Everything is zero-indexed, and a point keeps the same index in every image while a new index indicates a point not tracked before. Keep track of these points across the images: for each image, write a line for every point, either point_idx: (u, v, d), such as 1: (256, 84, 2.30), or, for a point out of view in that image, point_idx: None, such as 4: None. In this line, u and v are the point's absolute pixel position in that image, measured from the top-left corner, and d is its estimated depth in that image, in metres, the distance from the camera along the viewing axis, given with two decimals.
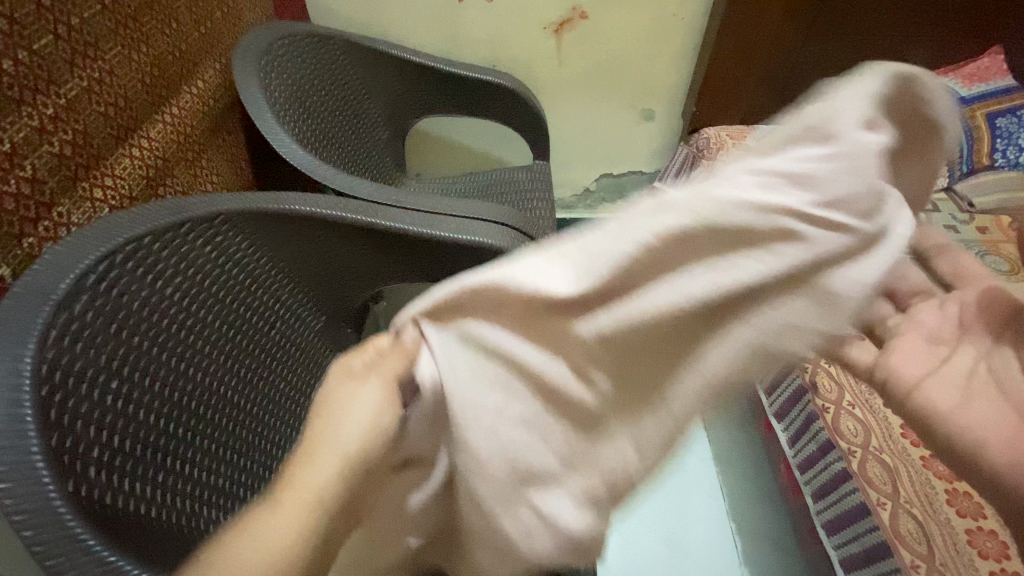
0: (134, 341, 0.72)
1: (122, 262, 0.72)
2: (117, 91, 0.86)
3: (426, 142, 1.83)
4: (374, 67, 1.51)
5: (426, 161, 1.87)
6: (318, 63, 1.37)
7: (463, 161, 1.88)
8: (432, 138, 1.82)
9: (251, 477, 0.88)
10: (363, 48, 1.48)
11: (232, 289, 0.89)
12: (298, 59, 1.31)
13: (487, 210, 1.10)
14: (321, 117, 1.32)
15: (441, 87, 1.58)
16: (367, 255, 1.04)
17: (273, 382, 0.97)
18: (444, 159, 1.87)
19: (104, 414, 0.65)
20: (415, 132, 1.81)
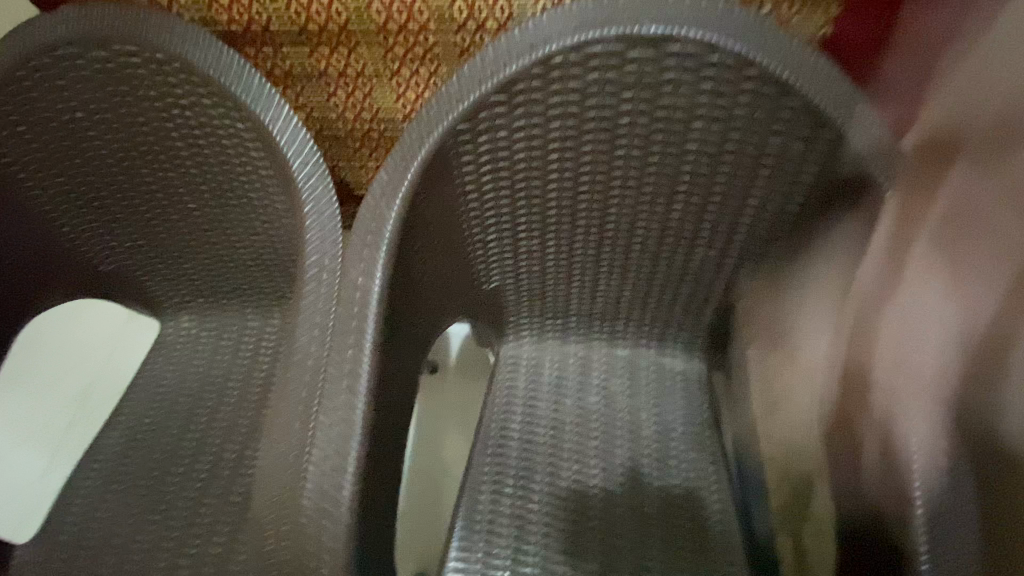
0: (132, 119, 0.77)
1: (159, 66, 0.71)
2: (323, 19, 0.71)
3: None
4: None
5: None
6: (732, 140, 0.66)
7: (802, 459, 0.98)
8: None
9: (156, 257, 0.95)
10: None
11: (230, 168, 0.78)
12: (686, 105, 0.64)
13: (331, 487, 0.59)
14: (600, 192, 0.74)
15: (857, 385, 0.67)
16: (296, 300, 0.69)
17: (234, 249, 0.91)
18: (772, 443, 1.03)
19: (58, 123, 0.78)
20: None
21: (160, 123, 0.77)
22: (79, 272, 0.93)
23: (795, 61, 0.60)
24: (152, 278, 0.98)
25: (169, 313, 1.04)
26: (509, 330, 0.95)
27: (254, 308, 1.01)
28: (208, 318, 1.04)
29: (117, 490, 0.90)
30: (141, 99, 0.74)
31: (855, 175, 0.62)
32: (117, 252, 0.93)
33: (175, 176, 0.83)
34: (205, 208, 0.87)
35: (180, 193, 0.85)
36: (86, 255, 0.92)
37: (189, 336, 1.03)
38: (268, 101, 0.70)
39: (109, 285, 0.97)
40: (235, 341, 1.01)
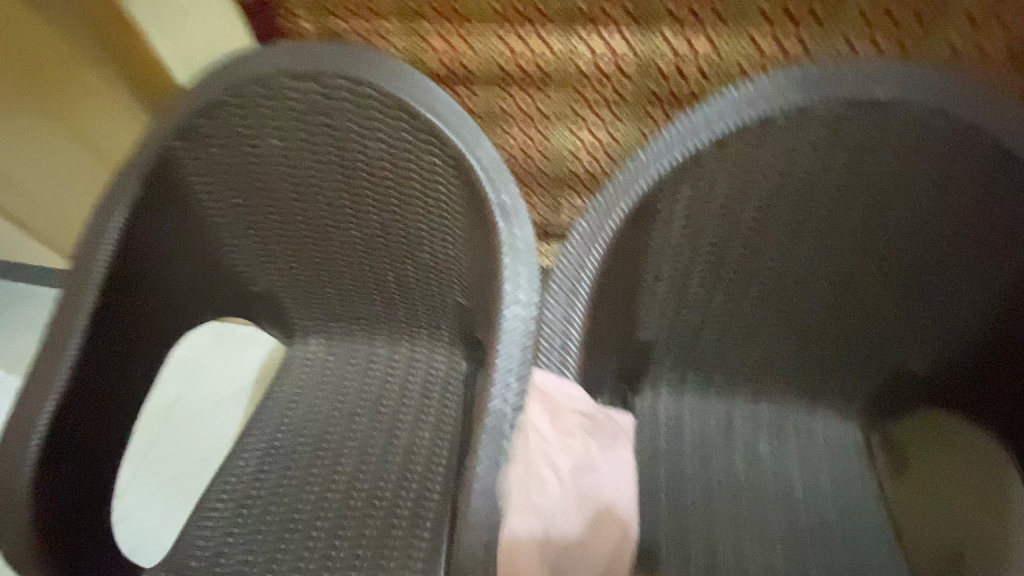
0: (324, 148, 0.80)
1: (368, 100, 0.74)
2: (529, 67, 0.74)
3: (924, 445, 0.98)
4: None
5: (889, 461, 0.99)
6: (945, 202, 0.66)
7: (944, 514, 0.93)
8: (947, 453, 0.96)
9: (304, 282, 0.96)
10: None
11: (414, 200, 0.80)
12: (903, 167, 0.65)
13: None
14: (787, 246, 0.74)
15: None
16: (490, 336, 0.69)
17: (387, 279, 0.92)
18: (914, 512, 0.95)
19: (251, 147, 0.81)
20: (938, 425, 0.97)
21: (349, 154, 0.80)
22: (230, 292, 0.94)
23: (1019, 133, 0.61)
24: (293, 301, 0.99)
25: (299, 337, 1.05)
26: (648, 381, 0.93)
27: (389, 337, 1.02)
28: (336, 344, 1.04)
29: (253, 515, 0.89)
30: (341, 130, 0.78)
31: None
32: (267, 274, 0.95)
33: (349, 206, 0.85)
34: (368, 240, 0.88)
35: (349, 223, 0.87)
36: (240, 276, 0.94)
37: (317, 360, 1.04)
38: (473, 140, 0.72)
39: (251, 306, 0.98)
40: (366, 369, 1.01)
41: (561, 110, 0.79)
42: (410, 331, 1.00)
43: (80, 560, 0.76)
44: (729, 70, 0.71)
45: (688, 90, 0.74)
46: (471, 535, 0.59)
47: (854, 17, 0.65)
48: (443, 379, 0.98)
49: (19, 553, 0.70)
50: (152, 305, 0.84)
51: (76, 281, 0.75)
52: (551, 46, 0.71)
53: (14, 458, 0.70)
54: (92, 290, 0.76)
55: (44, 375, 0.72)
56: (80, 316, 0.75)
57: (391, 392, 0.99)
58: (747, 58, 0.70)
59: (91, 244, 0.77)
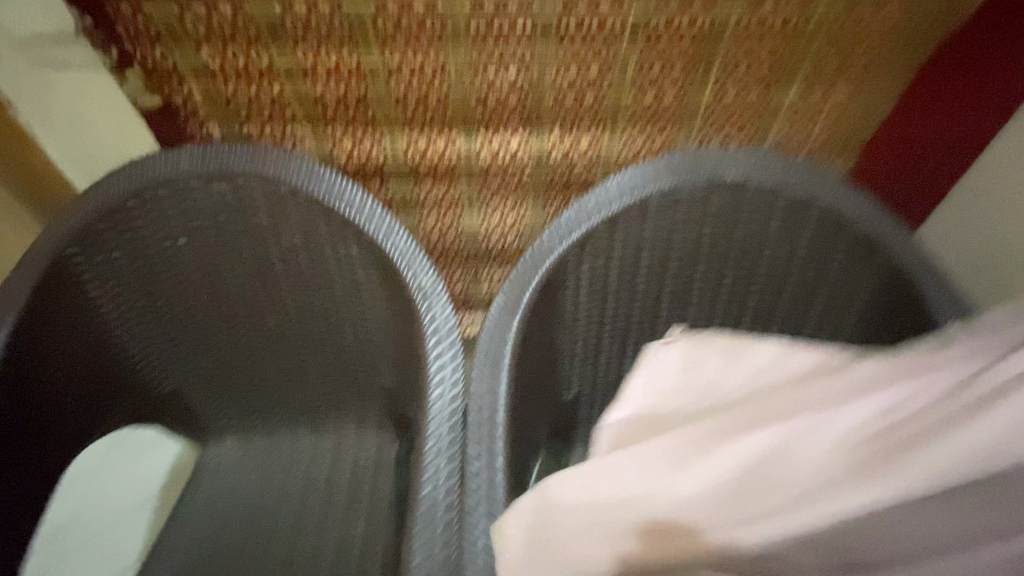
0: (236, 244, 0.80)
1: (282, 199, 0.77)
2: (436, 161, 0.81)
3: None
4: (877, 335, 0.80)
5: None
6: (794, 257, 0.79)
7: None
8: None
9: (218, 379, 0.92)
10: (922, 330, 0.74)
11: (332, 290, 0.82)
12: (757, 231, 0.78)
13: None
14: (677, 304, 0.84)
15: None
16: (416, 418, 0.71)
17: (310, 368, 0.91)
18: None
19: (157, 247, 0.80)
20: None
21: (262, 247, 0.80)
22: (133, 399, 0.88)
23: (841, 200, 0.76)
24: (206, 401, 0.94)
25: (213, 438, 0.99)
26: (577, 440, 0.97)
27: (313, 425, 0.99)
28: (256, 441, 0.99)
29: None
30: (254, 228, 0.79)
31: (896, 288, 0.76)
32: (177, 373, 0.90)
33: (266, 299, 0.85)
34: (287, 330, 0.87)
35: (266, 315, 0.86)
36: (144, 380, 0.88)
37: (235, 460, 0.98)
38: (389, 230, 0.76)
39: (157, 411, 0.92)
40: (292, 462, 0.97)
41: (469, 197, 0.86)
42: (337, 417, 0.98)
43: None
44: (610, 158, 0.82)
45: (579, 176, 0.84)
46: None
47: (702, 115, 0.79)
48: (374, 463, 0.96)
49: None
50: (44, 425, 0.76)
51: None
52: (454, 142, 0.79)
53: None
54: None
55: None
56: None
57: (318, 485, 0.95)
58: (626, 147, 0.81)
59: None
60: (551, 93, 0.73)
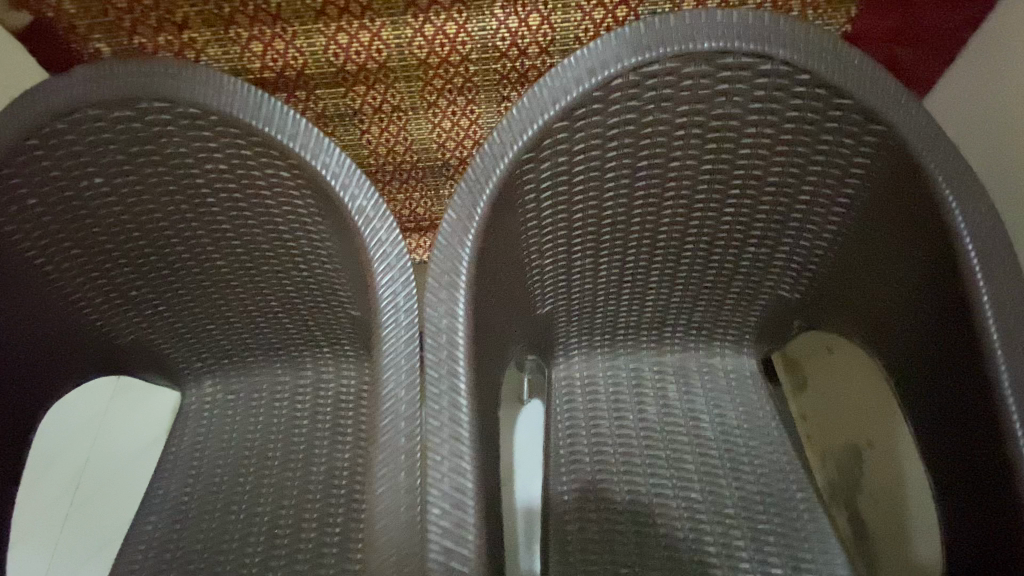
0: (155, 178, 0.72)
1: (189, 119, 0.67)
2: (365, 59, 0.70)
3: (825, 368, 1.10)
4: (874, 218, 0.72)
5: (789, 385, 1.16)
6: (780, 137, 0.70)
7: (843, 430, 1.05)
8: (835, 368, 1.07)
9: (179, 324, 0.89)
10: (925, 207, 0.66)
11: (270, 220, 0.75)
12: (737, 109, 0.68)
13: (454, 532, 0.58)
14: (650, 203, 0.77)
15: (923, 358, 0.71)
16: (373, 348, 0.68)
17: (271, 304, 0.87)
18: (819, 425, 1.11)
19: (71, 188, 0.72)
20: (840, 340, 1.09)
21: (185, 181, 0.72)
22: (96, 349, 0.86)
23: (835, 62, 0.64)
24: (174, 348, 0.92)
25: (191, 381, 0.98)
26: (559, 353, 0.95)
27: (288, 360, 0.97)
28: (233, 381, 0.98)
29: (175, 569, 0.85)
30: (169, 158, 0.70)
31: (898, 164, 0.67)
32: (135, 323, 0.87)
33: (204, 237, 0.78)
34: (235, 267, 0.82)
35: (210, 254, 0.80)
36: (103, 330, 0.85)
37: (217, 400, 0.98)
38: (318, 146, 0.68)
39: (125, 359, 0.90)
40: (273, 398, 0.97)
41: (413, 99, 0.76)
42: (310, 350, 0.95)
43: None
44: (567, 37, 0.70)
45: (534, 64, 0.73)
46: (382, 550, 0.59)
47: None
48: (356, 393, 0.95)
49: None
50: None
51: None
52: (381, 33, 0.67)
53: None
54: None
55: None
56: None
57: (302, 419, 0.95)
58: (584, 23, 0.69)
59: None
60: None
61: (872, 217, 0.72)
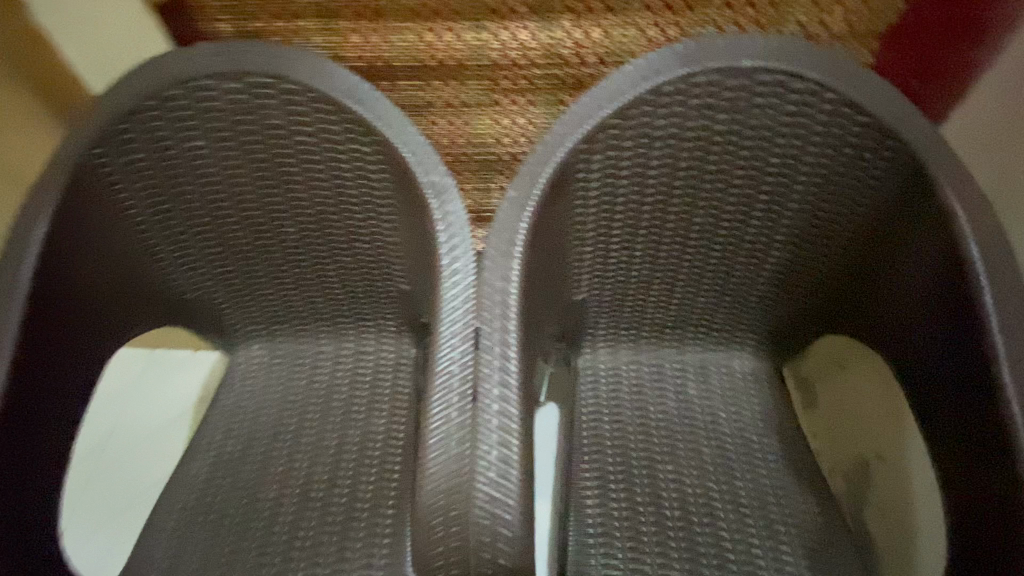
0: (248, 144, 0.82)
1: (289, 93, 0.77)
2: (445, 57, 0.80)
3: (839, 372, 1.14)
4: (891, 227, 0.79)
5: (800, 397, 1.18)
6: (804, 149, 0.78)
7: (857, 433, 1.08)
8: (847, 372, 1.12)
9: (241, 286, 0.97)
10: (936, 216, 0.73)
11: (343, 190, 0.84)
12: (769, 120, 0.77)
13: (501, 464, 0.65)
14: (685, 203, 0.85)
15: (932, 359, 0.76)
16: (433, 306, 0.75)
17: (328, 274, 0.95)
18: (832, 432, 1.13)
19: (174, 146, 0.82)
20: (848, 343, 1.14)
21: (275, 149, 0.82)
22: (164, 300, 0.94)
23: (859, 87, 0.74)
24: (232, 308, 0.99)
25: (240, 343, 1.04)
26: (586, 344, 1.01)
27: (332, 330, 1.04)
28: (279, 346, 1.05)
29: (212, 513, 0.89)
30: (264, 126, 0.80)
31: (913, 177, 0.75)
32: (202, 280, 0.95)
33: (279, 204, 0.87)
34: (303, 234, 0.90)
35: (282, 220, 0.89)
36: (174, 282, 0.93)
37: (261, 363, 1.04)
38: (397, 124, 0.77)
39: (187, 314, 0.97)
40: (315, 365, 1.03)
41: (480, 97, 0.86)
42: (355, 322, 1.02)
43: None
44: (622, 50, 0.80)
45: (590, 72, 0.83)
46: (433, 484, 0.66)
47: None
48: (393, 366, 1.02)
49: None
50: (79, 315, 0.81)
51: None
52: (462, 34, 0.78)
53: None
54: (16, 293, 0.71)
55: None
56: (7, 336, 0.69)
57: (341, 386, 1.01)
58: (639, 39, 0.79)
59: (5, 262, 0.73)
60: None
61: (889, 227, 0.80)
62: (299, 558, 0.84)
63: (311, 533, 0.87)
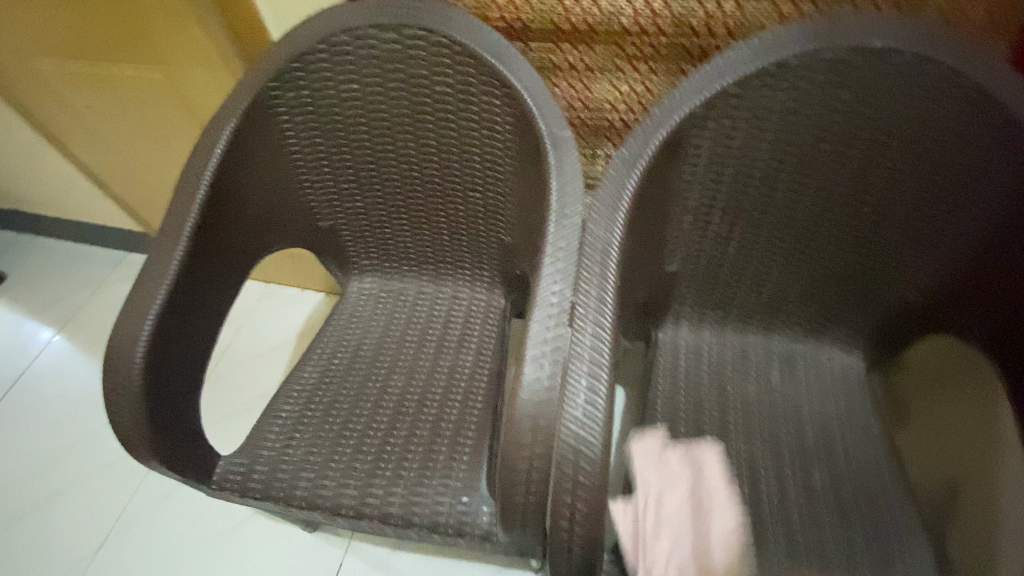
0: (394, 90, 0.92)
1: (438, 45, 0.86)
2: (579, 23, 0.87)
3: (934, 378, 1.04)
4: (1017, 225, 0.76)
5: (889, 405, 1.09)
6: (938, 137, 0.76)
7: (954, 445, 1.00)
8: (944, 379, 1.03)
9: (365, 219, 1.10)
10: None
11: (470, 138, 0.94)
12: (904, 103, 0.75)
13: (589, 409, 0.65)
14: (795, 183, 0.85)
15: None
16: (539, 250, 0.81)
17: (442, 216, 1.06)
18: (920, 442, 1.05)
19: (332, 86, 0.93)
20: (947, 342, 1.01)
21: (417, 96, 0.92)
22: (300, 224, 1.07)
23: (1014, 70, 0.70)
24: (353, 239, 1.13)
25: (355, 273, 1.19)
26: (668, 317, 1.05)
27: (434, 270, 1.16)
28: (388, 281, 1.18)
29: (318, 413, 1.00)
30: (411, 74, 0.90)
31: None
32: (334, 210, 1.08)
33: (412, 148, 0.98)
34: (427, 176, 1.02)
35: (411, 163, 1.01)
36: (310, 209, 1.06)
37: (370, 295, 1.18)
38: (528, 80, 0.83)
39: (316, 239, 1.11)
40: (417, 299, 1.16)
41: (604, 64, 0.92)
42: (456, 266, 1.14)
43: (169, 434, 0.85)
44: (752, 26, 0.83)
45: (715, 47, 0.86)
46: (526, 407, 0.67)
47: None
48: (484, 310, 1.13)
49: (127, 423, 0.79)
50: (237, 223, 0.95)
51: (180, 197, 0.88)
52: (600, 1, 0.84)
53: (130, 336, 0.80)
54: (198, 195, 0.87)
55: (156, 277, 0.83)
56: (184, 232, 0.85)
57: (435, 323, 1.13)
58: (771, 16, 0.81)
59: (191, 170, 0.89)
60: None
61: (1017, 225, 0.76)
62: (389, 463, 0.94)
63: (401, 444, 0.96)
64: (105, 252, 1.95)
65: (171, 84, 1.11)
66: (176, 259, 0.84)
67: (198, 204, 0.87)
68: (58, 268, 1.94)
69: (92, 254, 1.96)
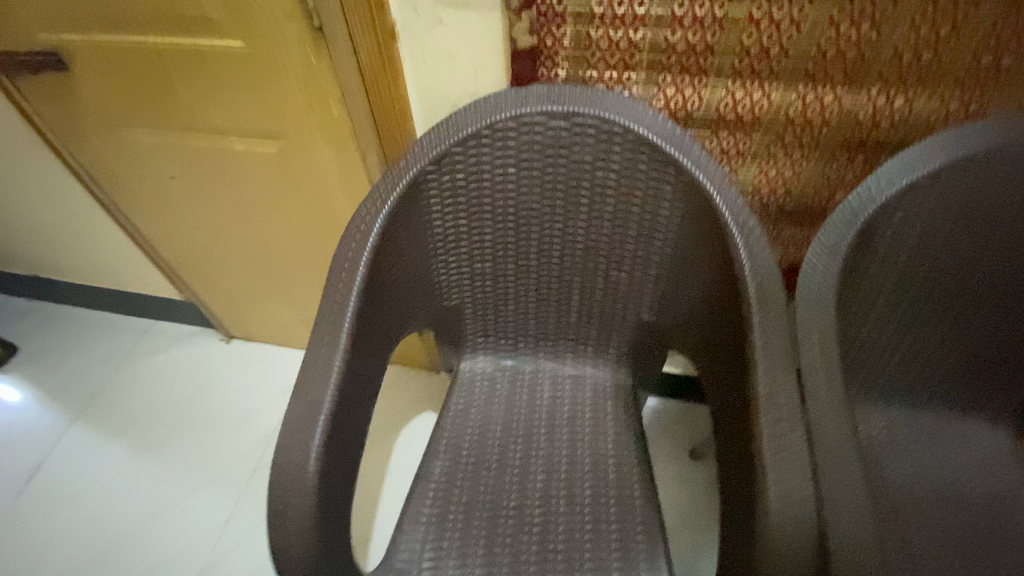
0: (552, 173, 0.90)
1: (609, 133, 0.85)
2: (744, 113, 0.88)
3: None
4: None
5: None
6: None
7: None
8: None
9: (495, 298, 1.05)
10: None
11: (628, 220, 0.92)
12: None
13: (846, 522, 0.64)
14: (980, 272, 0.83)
15: None
16: (734, 340, 0.79)
17: (579, 295, 1.03)
18: None
19: (487, 169, 0.90)
20: None
21: (577, 178, 0.90)
22: (430, 305, 1.02)
23: None
24: (475, 317, 1.08)
25: (469, 352, 1.13)
26: None
27: (557, 349, 1.11)
28: (503, 358, 1.13)
29: (463, 514, 0.93)
30: (574, 158, 0.88)
31: None
32: (464, 290, 1.03)
33: (560, 228, 0.96)
34: (570, 256, 0.99)
35: (556, 243, 0.97)
36: (441, 290, 1.01)
37: (486, 374, 1.12)
38: (706, 168, 0.83)
39: (439, 319, 1.05)
40: (539, 379, 1.11)
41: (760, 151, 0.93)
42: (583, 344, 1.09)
43: (332, 555, 0.75)
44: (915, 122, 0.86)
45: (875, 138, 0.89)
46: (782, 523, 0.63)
47: None
48: (614, 391, 1.08)
49: (300, 549, 0.70)
50: (384, 309, 0.89)
51: (337, 286, 0.82)
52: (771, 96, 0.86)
53: (303, 447, 0.71)
54: (356, 280, 0.82)
55: (320, 380, 0.75)
56: (345, 327, 0.79)
57: (564, 404, 1.07)
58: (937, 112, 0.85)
59: (346, 257, 0.84)
60: (890, 55, 0.79)
61: None
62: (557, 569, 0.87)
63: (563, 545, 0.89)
64: (133, 323, 1.80)
65: (283, 161, 1.07)
66: (341, 355, 0.77)
67: (357, 294, 0.81)
68: (83, 342, 1.78)
69: (116, 325, 1.80)
